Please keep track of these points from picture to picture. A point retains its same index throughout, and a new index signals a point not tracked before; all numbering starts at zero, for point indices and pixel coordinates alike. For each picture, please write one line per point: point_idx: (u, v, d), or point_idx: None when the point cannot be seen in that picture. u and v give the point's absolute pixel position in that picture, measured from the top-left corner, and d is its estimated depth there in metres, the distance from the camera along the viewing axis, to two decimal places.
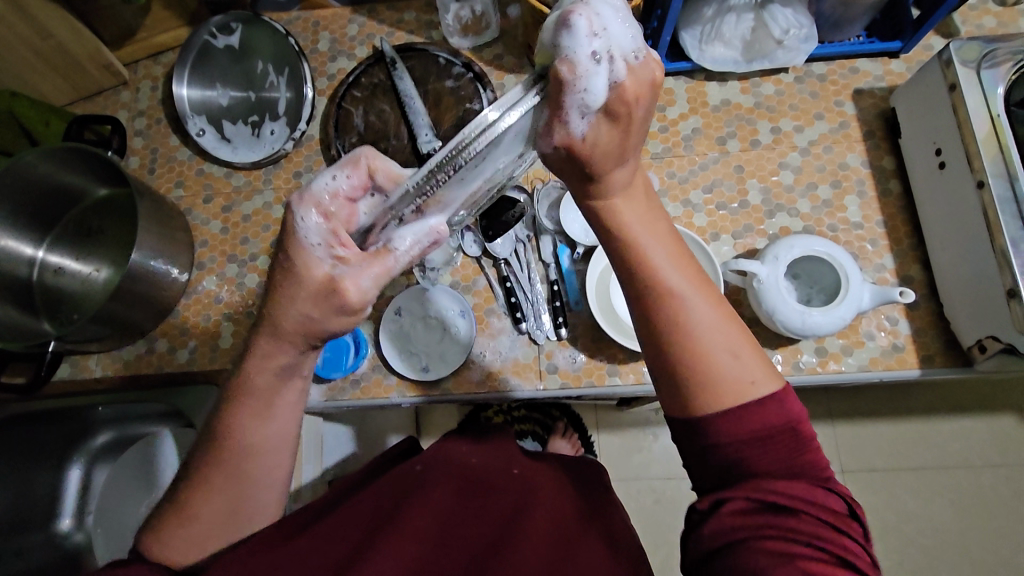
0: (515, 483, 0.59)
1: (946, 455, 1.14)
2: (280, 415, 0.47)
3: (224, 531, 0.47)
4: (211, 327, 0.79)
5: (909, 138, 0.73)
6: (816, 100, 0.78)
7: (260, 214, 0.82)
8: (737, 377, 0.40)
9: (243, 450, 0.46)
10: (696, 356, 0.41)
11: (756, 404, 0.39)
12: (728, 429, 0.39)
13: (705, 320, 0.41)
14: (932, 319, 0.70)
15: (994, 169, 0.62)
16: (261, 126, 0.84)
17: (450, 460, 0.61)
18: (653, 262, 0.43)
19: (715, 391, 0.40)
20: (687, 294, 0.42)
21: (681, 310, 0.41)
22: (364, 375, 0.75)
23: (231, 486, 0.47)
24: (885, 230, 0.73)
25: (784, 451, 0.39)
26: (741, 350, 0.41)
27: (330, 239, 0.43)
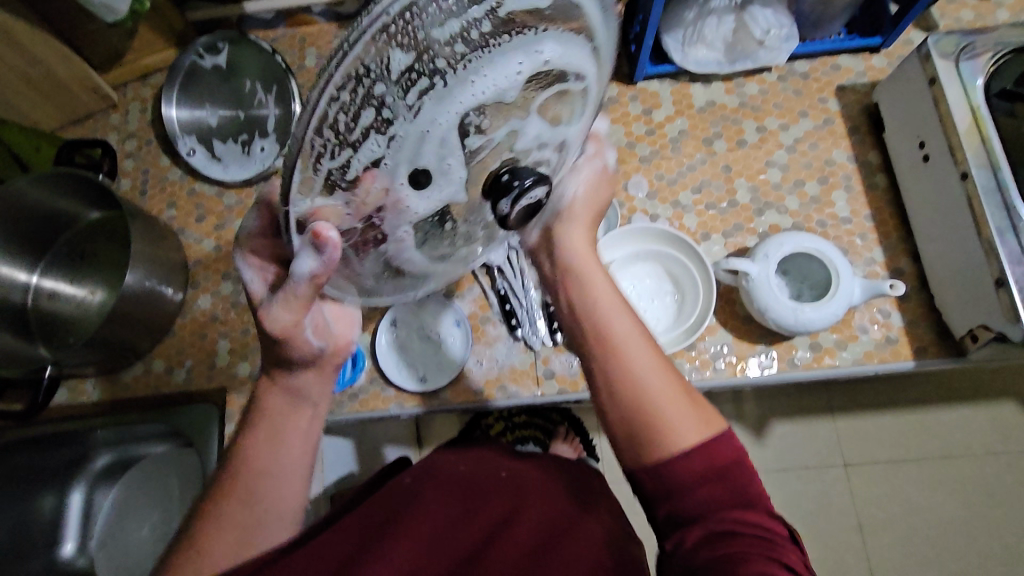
0: (504, 487, 0.59)
1: (947, 445, 1.15)
2: (289, 439, 0.50)
3: (233, 561, 0.46)
4: (208, 345, 0.79)
5: (892, 132, 0.74)
6: (800, 98, 0.79)
7: None
8: (681, 426, 0.42)
9: (252, 475, 0.48)
10: (642, 399, 0.43)
11: (700, 443, 0.41)
12: (678, 470, 0.41)
13: (647, 365, 0.44)
14: (924, 311, 0.70)
15: (977, 160, 0.62)
16: (251, 144, 0.84)
17: (439, 470, 0.61)
18: (608, 320, 0.47)
19: (663, 437, 0.42)
20: (630, 344, 0.45)
21: (625, 362, 0.45)
22: (362, 389, 0.75)
23: (241, 511, 0.47)
24: (874, 223, 0.74)
25: (728, 483, 0.40)
26: (680, 395, 0.44)
27: (263, 279, 0.49)
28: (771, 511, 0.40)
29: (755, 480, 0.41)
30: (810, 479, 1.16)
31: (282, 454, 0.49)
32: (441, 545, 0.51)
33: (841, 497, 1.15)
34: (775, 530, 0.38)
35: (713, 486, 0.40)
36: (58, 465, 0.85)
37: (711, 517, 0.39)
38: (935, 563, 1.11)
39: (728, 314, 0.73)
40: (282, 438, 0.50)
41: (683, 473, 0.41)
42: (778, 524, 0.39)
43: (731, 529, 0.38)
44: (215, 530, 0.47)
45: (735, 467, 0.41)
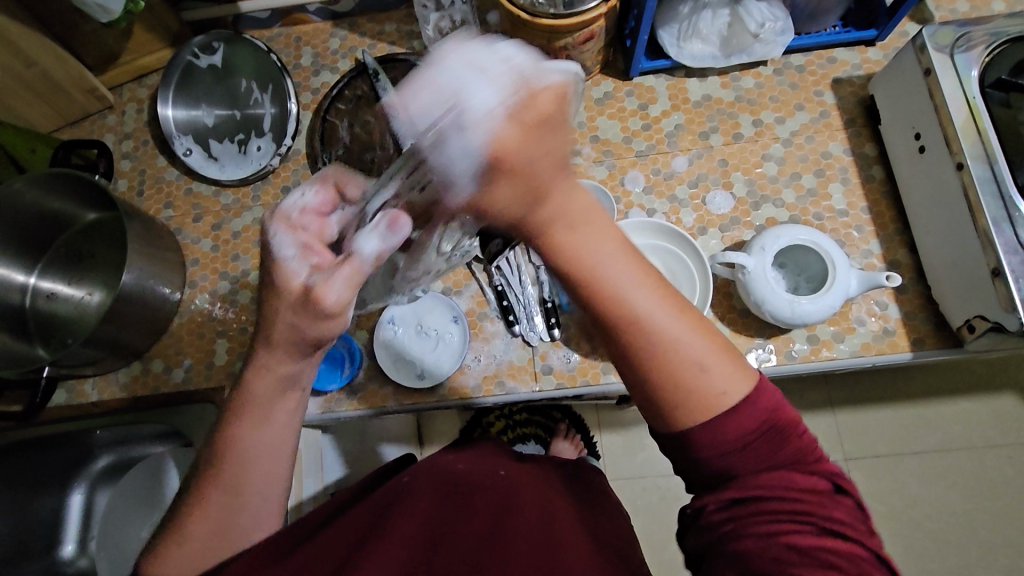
0: (502, 484, 0.59)
1: (948, 438, 1.15)
2: (274, 421, 0.48)
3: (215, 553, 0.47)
4: (206, 345, 0.79)
5: (888, 124, 0.74)
6: (796, 91, 0.79)
7: (249, 230, 0.82)
8: (713, 388, 0.39)
9: (237, 462, 0.47)
10: (677, 376, 0.39)
11: (733, 406, 0.38)
12: (712, 438, 0.38)
13: (674, 328, 0.40)
14: (921, 302, 0.70)
15: (973, 152, 0.62)
16: (248, 143, 0.84)
17: (437, 469, 0.61)
18: (619, 284, 0.40)
19: (698, 406, 0.39)
20: (649, 315, 0.40)
21: (645, 335, 0.39)
22: (361, 386, 0.75)
23: (228, 497, 0.47)
24: (870, 216, 0.74)
25: (767, 446, 0.38)
26: (711, 353, 0.40)
27: (305, 252, 0.46)
28: (803, 469, 0.38)
29: (781, 453, 0.38)
30: None
31: (267, 438, 0.47)
32: (437, 546, 0.50)
33: None
34: (807, 493, 0.37)
35: (744, 453, 0.38)
36: (59, 466, 0.86)
37: (743, 482, 0.38)
38: (936, 556, 1.11)
39: (726, 307, 0.73)
40: (269, 420, 0.47)
41: (716, 446, 0.38)
42: (810, 483, 0.38)
43: (759, 495, 0.37)
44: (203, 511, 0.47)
45: (771, 429, 0.38)
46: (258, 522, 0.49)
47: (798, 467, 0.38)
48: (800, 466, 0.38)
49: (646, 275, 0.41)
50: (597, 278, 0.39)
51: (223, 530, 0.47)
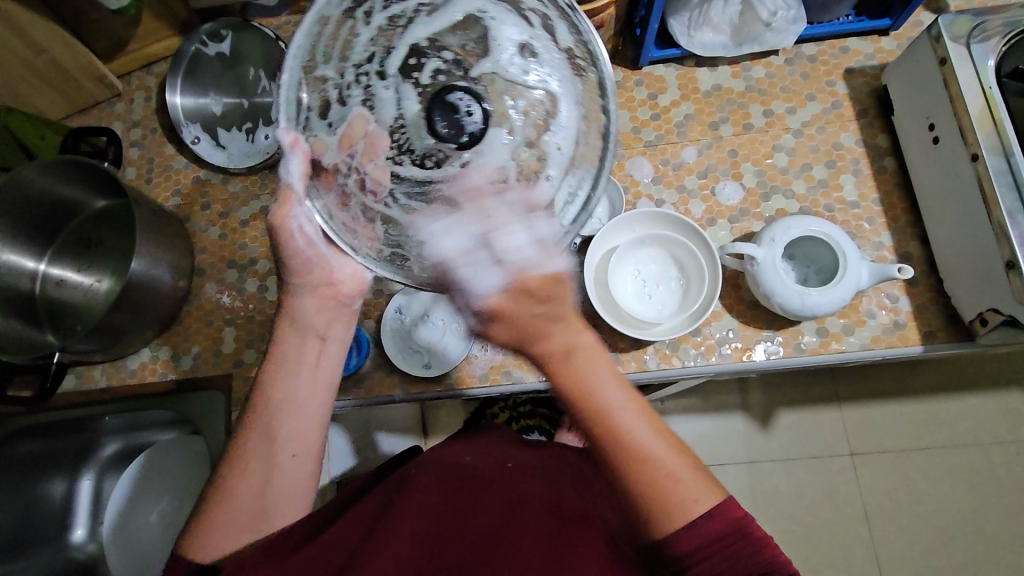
0: (506, 478, 0.60)
1: (955, 433, 1.14)
2: (305, 367, 0.55)
3: (260, 515, 0.51)
4: (214, 333, 0.79)
5: (901, 115, 0.73)
6: (808, 81, 0.78)
7: (257, 219, 0.82)
8: (688, 498, 0.42)
9: (271, 404, 0.53)
10: (652, 481, 0.42)
11: (701, 522, 0.41)
12: (686, 543, 0.41)
13: (653, 452, 0.43)
14: (932, 295, 0.70)
15: (989, 143, 0.61)
16: (255, 132, 0.84)
17: (445, 461, 0.62)
18: (606, 404, 0.43)
19: (670, 514, 0.42)
20: (636, 432, 0.43)
21: (628, 447, 0.42)
22: (367, 374, 0.75)
23: (264, 449, 0.52)
24: (882, 207, 0.73)
25: (736, 548, 0.42)
26: (672, 465, 0.43)
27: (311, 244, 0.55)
28: (772, 571, 0.42)
29: (751, 555, 0.42)
30: (817, 469, 1.16)
31: (298, 386, 0.54)
32: (445, 531, 0.52)
33: (847, 487, 1.15)
34: None
35: (714, 554, 0.41)
36: (68, 451, 0.87)
37: (699, 568, 0.41)
38: (942, 552, 1.11)
39: (734, 298, 0.72)
40: (300, 366, 0.55)
41: (692, 552, 0.41)
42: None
43: None
44: (243, 468, 0.52)
45: (735, 532, 0.42)
46: (290, 489, 0.53)
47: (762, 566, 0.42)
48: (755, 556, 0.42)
49: (631, 393, 0.44)
50: (593, 398, 0.43)
51: (262, 496, 0.52)
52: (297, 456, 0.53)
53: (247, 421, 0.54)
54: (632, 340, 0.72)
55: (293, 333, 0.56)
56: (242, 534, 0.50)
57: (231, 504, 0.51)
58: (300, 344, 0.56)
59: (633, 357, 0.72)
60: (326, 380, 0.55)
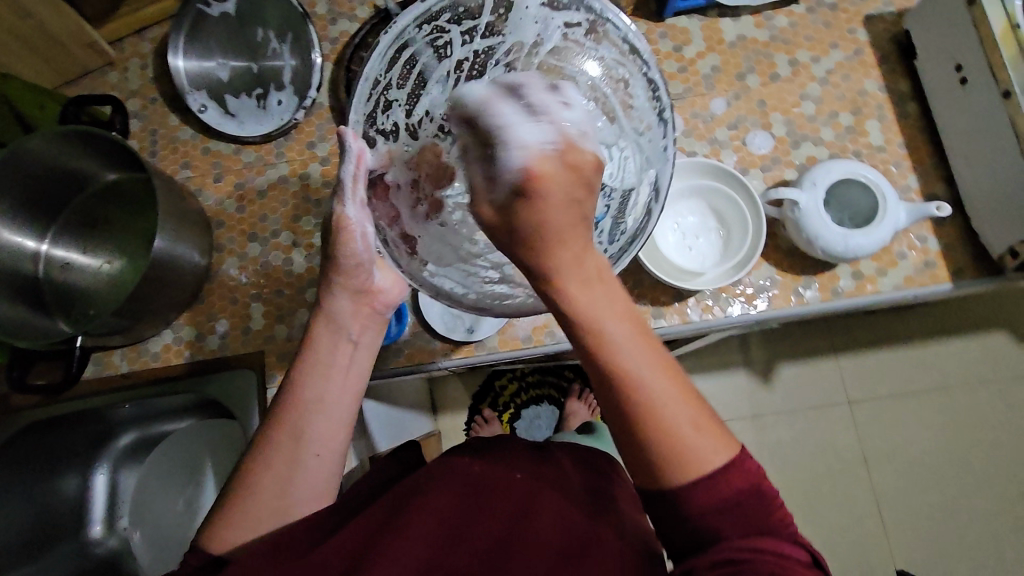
0: (520, 488, 0.54)
1: (947, 375, 1.20)
2: (335, 372, 0.57)
3: (281, 508, 0.52)
4: (241, 309, 0.76)
5: (925, 59, 0.74)
6: (830, 29, 0.79)
7: (276, 189, 0.79)
8: (702, 448, 0.40)
9: (300, 404, 0.55)
10: (663, 432, 0.40)
11: (715, 473, 0.39)
12: (699, 498, 0.39)
13: (664, 395, 0.40)
14: (960, 233, 0.72)
15: (1020, 79, 0.63)
16: (267, 98, 0.80)
17: (448, 470, 0.55)
18: (613, 340, 0.40)
19: (682, 465, 0.40)
20: (642, 367, 0.40)
21: (636, 381, 0.40)
22: (408, 342, 0.74)
23: (290, 448, 0.54)
24: (907, 151, 0.75)
25: (748, 512, 0.39)
26: (678, 404, 0.40)
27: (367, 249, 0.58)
28: (786, 539, 0.39)
29: (763, 519, 0.39)
30: (819, 418, 1.20)
31: (328, 388, 0.56)
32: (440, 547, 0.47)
33: (848, 433, 1.20)
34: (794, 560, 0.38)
35: (732, 513, 0.39)
36: (82, 444, 0.83)
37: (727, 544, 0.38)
38: (938, 488, 1.17)
39: (771, 247, 0.73)
40: (331, 372, 0.57)
41: (698, 505, 0.39)
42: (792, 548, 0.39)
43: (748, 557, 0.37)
44: (268, 466, 0.53)
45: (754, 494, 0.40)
46: (312, 489, 0.54)
47: (779, 537, 0.39)
48: (782, 533, 0.40)
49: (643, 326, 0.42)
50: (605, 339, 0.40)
51: (284, 494, 0.53)
52: (321, 457, 0.55)
53: (273, 416, 0.55)
54: (673, 293, 0.72)
55: (325, 335, 0.59)
56: (262, 526, 0.51)
57: (253, 499, 0.52)
58: (332, 348, 0.58)
59: (675, 310, 0.72)
60: (354, 385, 0.58)
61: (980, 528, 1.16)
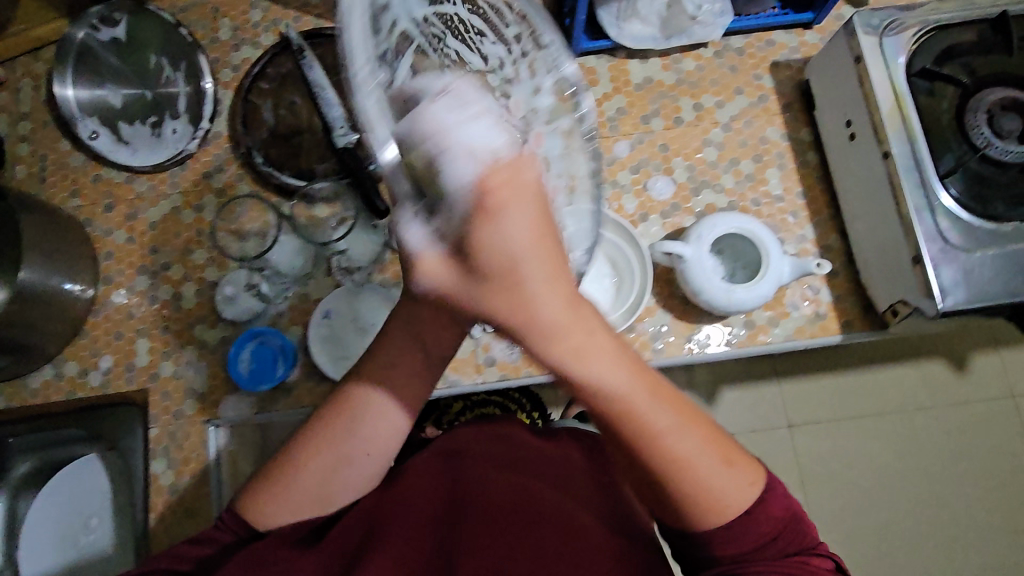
0: (516, 466, 0.57)
1: (877, 402, 1.20)
2: (400, 372, 0.48)
3: (320, 499, 0.48)
4: (125, 345, 0.73)
5: (823, 110, 0.74)
6: (736, 74, 0.79)
7: (168, 221, 0.76)
8: (721, 485, 0.40)
9: (355, 399, 0.48)
10: (687, 477, 0.39)
11: (748, 506, 0.41)
12: (727, 538, 0.41)
13: (707, 462, 0.40)
14: (852, 285, 0.72)
15: (897, 140, 0.63)
16: (161, 126, 0.78)
17: (450, 450, 0.59)
18: (594, 372, 0.36)
19: (710, 504, 0.40)
20: (636, 397, 0.38)
21: (638, 425, 0.38)
22: (295, 384, 0.71)
23: (336, 444, 0.47)
24: (805, 201, 0.75)
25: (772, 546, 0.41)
26: (699, 451, 0.40)
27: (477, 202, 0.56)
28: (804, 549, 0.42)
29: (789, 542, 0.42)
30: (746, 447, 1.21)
31: (393, 388, 0.48)
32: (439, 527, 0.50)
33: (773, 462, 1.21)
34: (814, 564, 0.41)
35: (774, 539, 0.41)
36: None
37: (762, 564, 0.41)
38: (862, 519, 1.18)
39: (666, 295, 0.73)
40: (396, 373, 0.48)
41: (734, 547, 0.41)
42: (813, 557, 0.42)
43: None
44: (314, 454, 0.47)
45: (790, 521, 0.42)
46: (351, 487, 0.49)
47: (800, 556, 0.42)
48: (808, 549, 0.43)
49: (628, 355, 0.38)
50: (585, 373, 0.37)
51: (325, 484, 0.47)
52: (371, 457, 0.48)
53: (328, 405, 0.48)
54: None
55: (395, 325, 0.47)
56: (304, 513, 0.48)
57: (295, 480, 0.47)
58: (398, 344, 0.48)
59: None
60: (420, 388, 0.49)
61: (903, 560, 1.16)
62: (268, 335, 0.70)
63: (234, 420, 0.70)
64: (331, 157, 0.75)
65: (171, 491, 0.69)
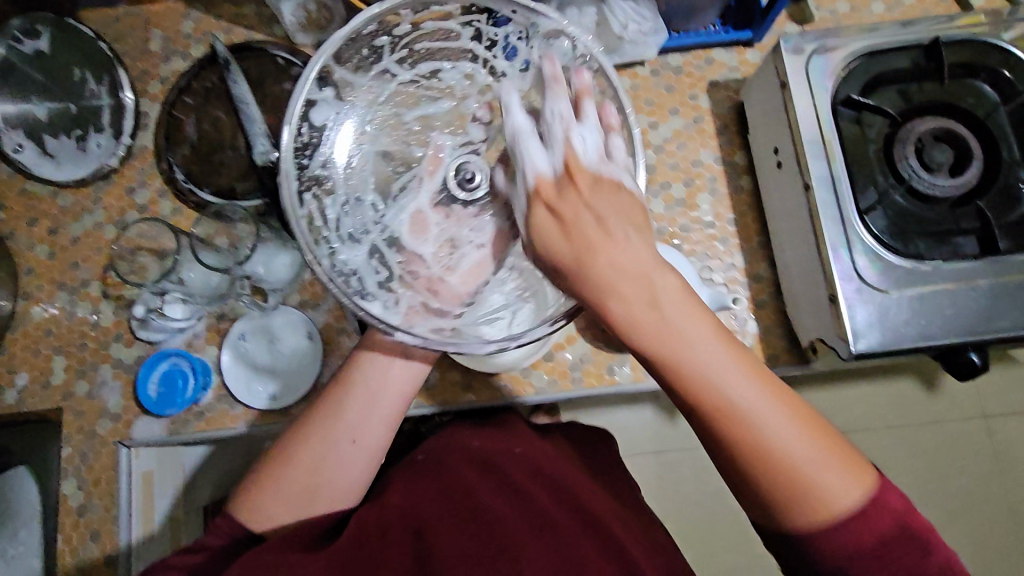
0: (515, 465, 0.59)
1: (851, 419, 1.06)
2: (368, 384, 0.56)
3: (310, 492, 0.54)
4: (42, 362, 0.73)
5: (756, 134, 0.71)
6: (672, 93, 0.76)
7: (91, 236, 0.76)
8: (833, 483, 0.41)
9: (333, 398, 0.56)
10: (784, 476, 0.41)
11: (857, 510, 0.41)
12: (844, 539, 0.41)
13: (810, 459, 0.41)
14: (778, 317, 0.70)
15: (818, 171, 0.61)
16: (85, 139, 0.76)
17: (453, 447, 0.62)
18: (725, 382, 0.42)
19: (811, 504, 0.41)
20: (747, 406, 0.41)
21: (743, 425, 0.41)
22: (209, 406, 0.69)
23: (324, 434, 0.55)
24: (735, 228, 0.73)
25: (889, 552, 0.42)
26: (820, 463, 0.41)
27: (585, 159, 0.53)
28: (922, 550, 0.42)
29: (916, 553, 0.42)
30: None
31: (364, 392, 0.56)
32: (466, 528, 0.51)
33: None
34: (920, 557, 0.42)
35: (876, 542, 0.41)
36: None
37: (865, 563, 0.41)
38: None
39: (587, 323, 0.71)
40: (365, 385, 0.56)
41: (840, 552, 0.41)
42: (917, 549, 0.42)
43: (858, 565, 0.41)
44: (303, 443, 0.55)
45: (901, 529, 0.42)
46: (341, 483, 0.55)
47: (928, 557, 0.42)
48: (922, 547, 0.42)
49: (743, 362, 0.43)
50: (707, 385, 0.41)
51: (312, 476, 0.54)
52: (356, 444, 0.55)
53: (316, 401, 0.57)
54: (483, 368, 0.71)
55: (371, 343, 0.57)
56: (293, 508, 0.54)
57: (287, 472, 0.54)
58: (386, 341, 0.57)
59: (486, 386, 0.70)
60: (393, 393, 0.57)
61: None
62: (180, 356, 0.70)
63: (145, 441, 0.70)
64: (251, 175, 0.73)
65: (80, 511, 0.69)
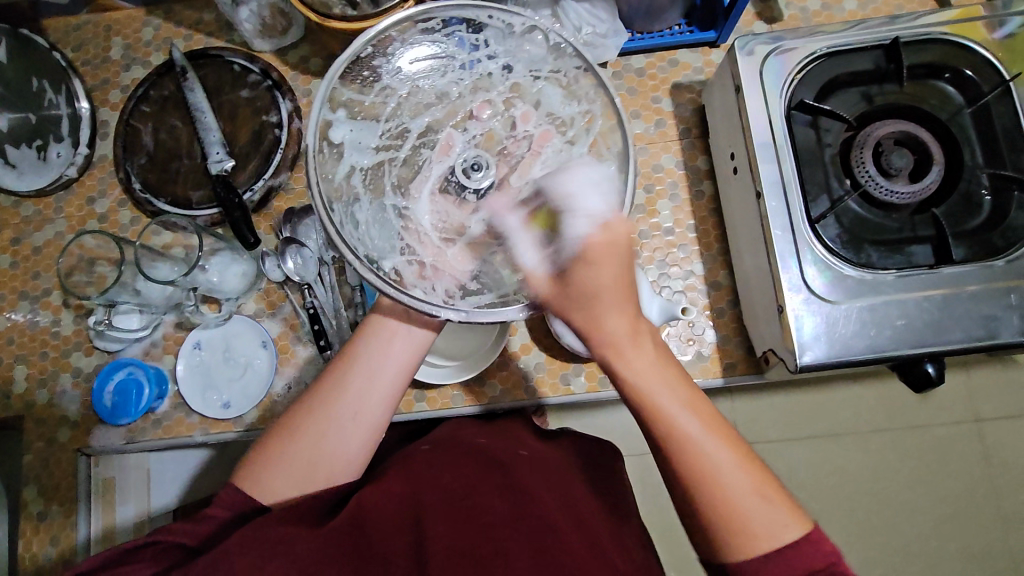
0: (521, 464, 0.55)
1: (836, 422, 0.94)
2: (375, 362, 0.52)
3: (310, 468, 0.50)
4: (4, 371, 0.74)
5: (716, 139, 0.70)
6: (635, 97, 0.75)
7: (52, 245, 0.76)
8: (764, 522, 0.42)
9: (343, 365, 0.52)
10: (716, 502, 0.43)
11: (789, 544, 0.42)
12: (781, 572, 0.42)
13: (729, 468, 0.43)
14: (737, 326, 0.68)
15: (769, 179, 0.59)
16: (46, 149, 0.77)
17: (453, 443, 0.57)
18: (686, 431, 0.44)
19: (749, 540, 0.42)
20: (699, 440, 0.44)
21: (693, 458, 0.43)
22: (166, 415, 0.70)
23: (327, 407, 0.51)
24: (695, 235, 0.71)
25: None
26: (756, 502, 0.43)
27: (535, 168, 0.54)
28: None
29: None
30: None
31: (372, 369, 0.52)
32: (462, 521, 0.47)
33: None
34: None
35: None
36: None
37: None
38: None
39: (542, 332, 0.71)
40: (375, 367, 0.52)
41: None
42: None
43: None
44: (306, 421, 0.51)
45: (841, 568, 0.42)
46: (344, 457, 0.51)
47: None
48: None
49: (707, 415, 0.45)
50: (664, 419, 0.44)
51: (314, 455, 0.50)
52: (358, 419, 0.51)
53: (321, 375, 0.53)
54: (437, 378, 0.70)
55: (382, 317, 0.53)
56: (292, 488, 0.49)
57: (292, 447, 0.50)
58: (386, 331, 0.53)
59: (438, 395, 0.70)
60: (396, 376, 0.53)
61: None
62: (135, 365, 0.70)
63: (103, 450, 0.71)
64: (207, 183, 0.73)
65: (41, 517, 0.70)
